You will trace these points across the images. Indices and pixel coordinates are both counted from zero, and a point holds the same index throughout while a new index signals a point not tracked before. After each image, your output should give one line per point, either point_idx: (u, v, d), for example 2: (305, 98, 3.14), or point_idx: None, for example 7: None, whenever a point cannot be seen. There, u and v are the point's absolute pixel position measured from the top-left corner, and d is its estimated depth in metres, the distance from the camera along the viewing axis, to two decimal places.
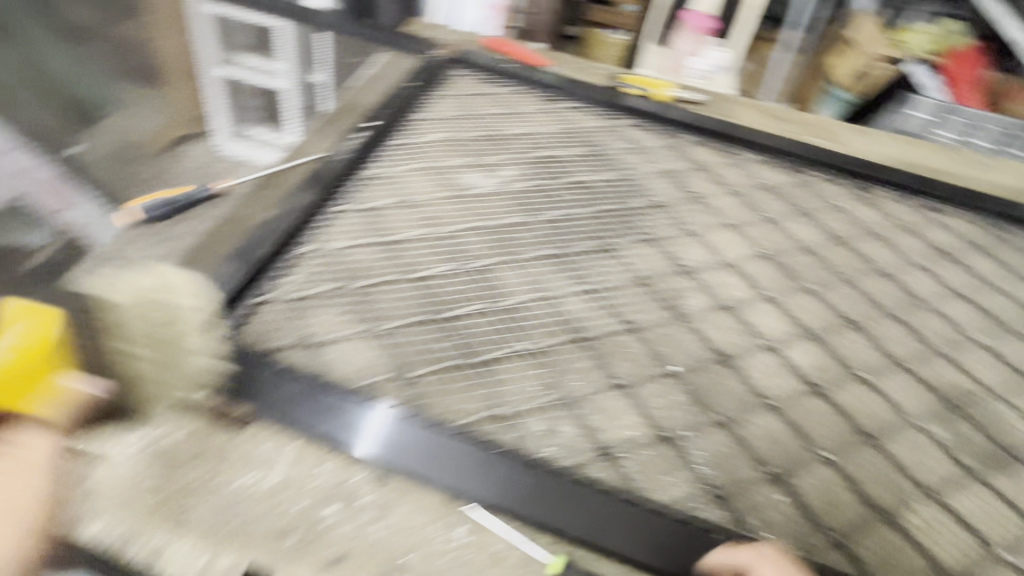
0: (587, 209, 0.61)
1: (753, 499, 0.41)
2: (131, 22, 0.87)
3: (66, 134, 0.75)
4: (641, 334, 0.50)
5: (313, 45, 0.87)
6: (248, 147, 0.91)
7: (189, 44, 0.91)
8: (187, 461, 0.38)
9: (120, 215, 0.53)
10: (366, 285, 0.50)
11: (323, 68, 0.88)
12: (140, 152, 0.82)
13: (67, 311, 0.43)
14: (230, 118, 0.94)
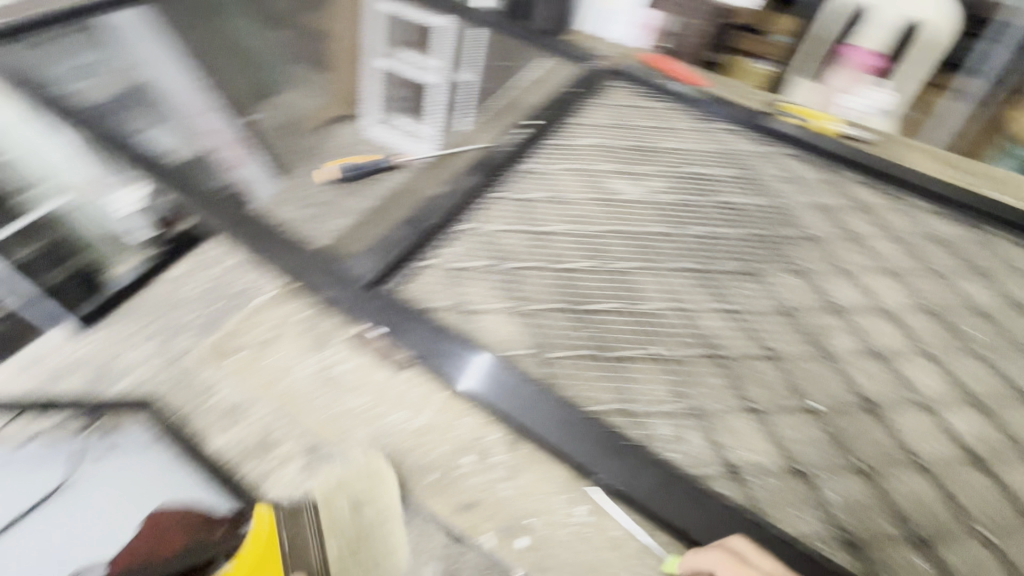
0: (733, 231, 0.60)
1: (889, 556, 0.39)
2: (312, 12, 0.92)
3: (248, 104, 0.79)
4: (780, 363, 0.49)
5: (464, 46, 0.87)
6: (392, 134, 0.82)
7: (359, 34, 0.89)
8: (354, 389, 0.44)
9: (323, 172, 0.61)
10: (515, 267, 0.53)
11: (471, 68, 0.86)
12: (305, 126, 0.80)
13: (278, 245, 0.51)
14: (380, 105, 0.87)
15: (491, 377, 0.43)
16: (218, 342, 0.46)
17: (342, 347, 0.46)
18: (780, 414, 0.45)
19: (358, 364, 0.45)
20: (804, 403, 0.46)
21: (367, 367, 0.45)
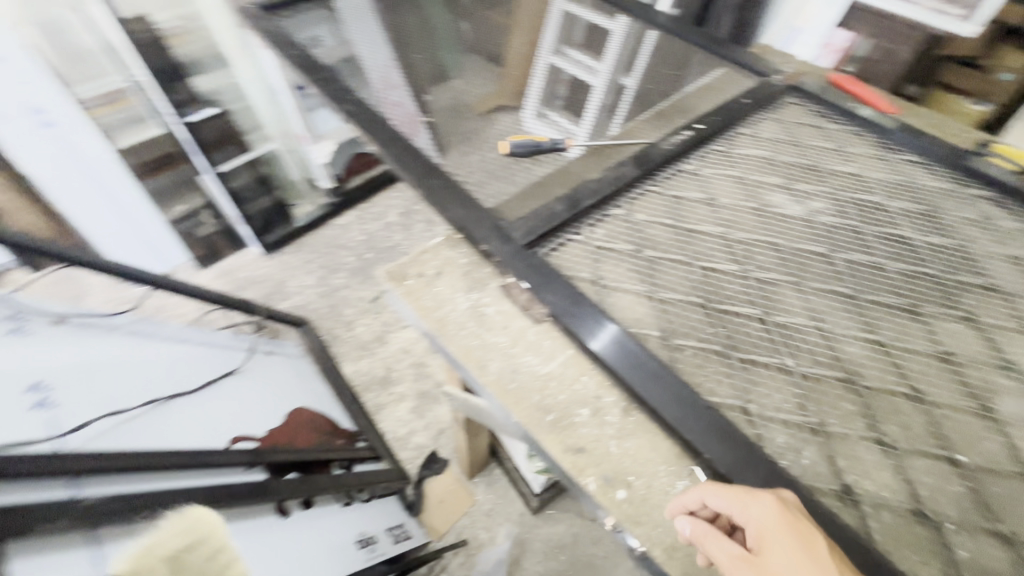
0: (899, 266, 0.56)
1: None
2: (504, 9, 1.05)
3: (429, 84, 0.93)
4: (927, 407, 0.46)
5: (640, 50, 0.92)
6: (549, 128, 0.93)
7: (536, 32, 1.00)
8: (495, 329, 0.50)
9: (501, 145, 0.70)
10: (655, 256, 0.56)
11: (636, 74, 0.93)
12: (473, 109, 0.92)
13: (450, 195, 0.58)
14: (538, 99, 0.98)
15: (618, 344, 0.46)
16: (394, 267, 0.55)
17: (492, 294, 0.53)
18: (915, 457, 0.43)
19: (502, 310, 0.51)
20: (949, 454, 0.43)
21: (509, 315, 0.51)
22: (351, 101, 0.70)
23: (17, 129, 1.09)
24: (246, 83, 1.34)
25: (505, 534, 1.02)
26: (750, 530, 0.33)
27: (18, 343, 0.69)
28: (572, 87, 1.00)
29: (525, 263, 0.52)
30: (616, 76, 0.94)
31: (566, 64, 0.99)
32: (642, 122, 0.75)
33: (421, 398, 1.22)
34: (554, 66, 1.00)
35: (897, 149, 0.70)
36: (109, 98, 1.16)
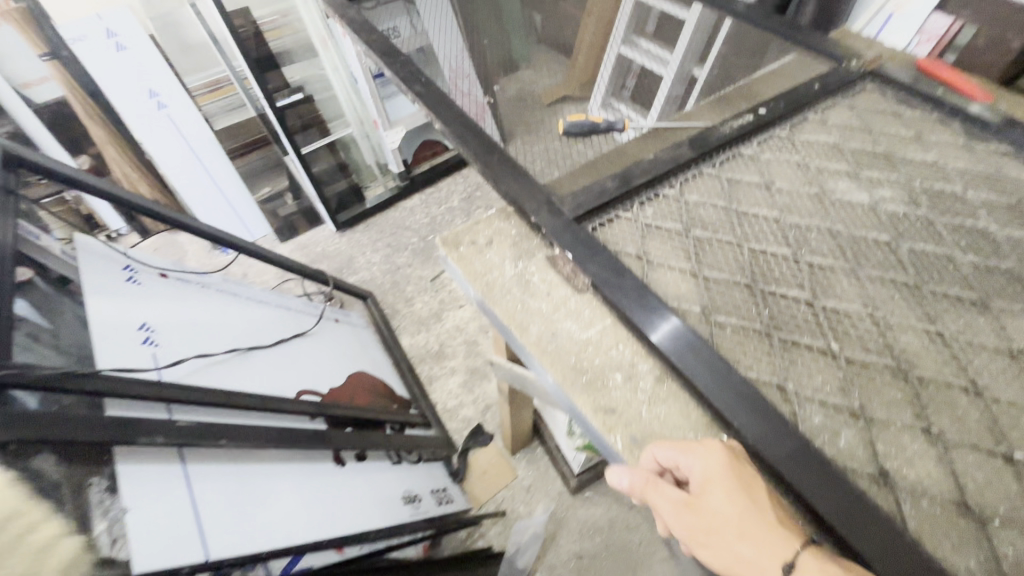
0: (972, 258, 0.53)
1: None
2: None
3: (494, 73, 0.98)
4: (986, 401, 0.43)
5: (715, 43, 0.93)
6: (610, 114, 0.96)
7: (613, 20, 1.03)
8: (538, 295, 0.53)
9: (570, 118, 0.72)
10: (703, 236, 0.56)
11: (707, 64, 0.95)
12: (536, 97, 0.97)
13: (505, 169, 0.61)
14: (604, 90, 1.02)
15: (662, 322, 0.47)
16: (449, 234, 0.59)
17: (538, 262, 0.55)
18: (965, 451, 0.41)
19: (546, 278, 0.54)
20: (1006, 451, 0.41)
21: (552, 282, 0.54)
22: (421, 82, 0.74)
23: (140, 110, 1.35)
24: (329, 72, 1.47)
25: (543, 510, 1.04)
26: (696, 481, 0.38)
27: (130, 289, 0.81)
28: (640, 82, 1.04)
29: (572, 234, 0.54)
30: (689, 67, 0.97)
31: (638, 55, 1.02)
32: (703, 106, 0.74)
33: (471, 374, 1.27)
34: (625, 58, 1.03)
35: (985, 138, 0.66)
36: (212, 87, 1.38)
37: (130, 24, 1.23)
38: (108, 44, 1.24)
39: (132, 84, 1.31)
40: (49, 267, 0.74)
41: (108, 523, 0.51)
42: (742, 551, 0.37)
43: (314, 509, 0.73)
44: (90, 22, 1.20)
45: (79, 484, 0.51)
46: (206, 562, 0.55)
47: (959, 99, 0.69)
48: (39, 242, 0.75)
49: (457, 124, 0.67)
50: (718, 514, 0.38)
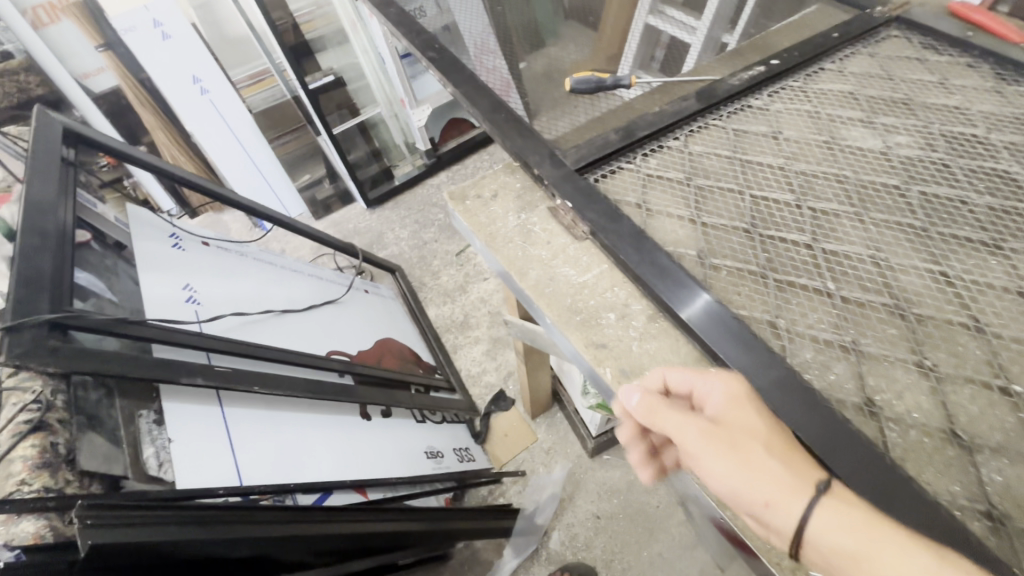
0: (989, 199, 0.51)
1: None
2: None
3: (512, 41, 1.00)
4: (988, 338, 0.42)
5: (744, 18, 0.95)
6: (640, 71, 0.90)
7: None
8: (538, 243, 0.55)
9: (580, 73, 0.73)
10: (705, 185, 0.57)
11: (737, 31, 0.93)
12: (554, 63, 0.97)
13: (512, 126, 0.63)
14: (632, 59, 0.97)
15: (694, 297, 0.45)
16: (457, 189, 0.62)
17: (540, 213, 0.58)
18: (959, 385, 0.41)
19: (547, 227, 0.56)
20: (1003, 383, 0.40)
21: (552, 231, 0.56)
22: (434, 48, 0.77)
23: (185, 96, 1.44)
24: (359, 55, 1.53)
25: (561, 470, 1.07)
26: (717, 397, 0.35)
27: (175, 254, 0.88)
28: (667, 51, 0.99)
29: (572, 182, 0.55)
30: (717, 33, 0.95)
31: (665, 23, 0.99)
32: (716, 60, 0.74)
33: (494, 343, 1.31)
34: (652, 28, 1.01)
35: (1016, 81, 0.62)
36: (253, 79, 1.49)
37: (174, 13, 1.31)
38: (156, 33, 1.32)
39: (178, 72, 1.40)
40: (110, 234, 0.83)
41: (155, 448, 0.58)
42: (766, 467, 0.31)
43: (341, 454, 0.78)
44: (138, 13, 1.28)
45: (131, 415, 0.58)
46: (241, 487, 0.61)
47: (993, 42, 0.66)
48: (99, 210, 0.83)
49: (467, 85, 0.69)
50: (741, 428, 0.33)
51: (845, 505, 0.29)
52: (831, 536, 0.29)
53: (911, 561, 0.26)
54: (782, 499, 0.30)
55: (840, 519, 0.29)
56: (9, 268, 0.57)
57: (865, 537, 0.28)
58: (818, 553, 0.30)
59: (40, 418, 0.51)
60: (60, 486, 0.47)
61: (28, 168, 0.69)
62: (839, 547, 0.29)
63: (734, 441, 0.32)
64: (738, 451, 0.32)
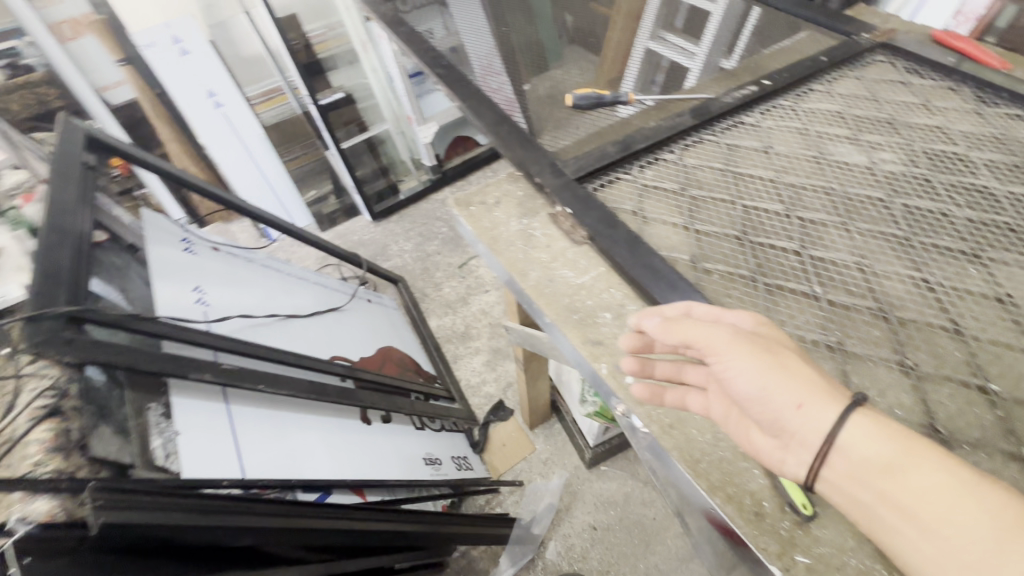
0: (968, 213, 0.53)
1: None
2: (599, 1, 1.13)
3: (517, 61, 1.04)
4: (966, 341, 0.44)
5: (744, 46, 0.96)
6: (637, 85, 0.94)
7: (643, 19, 1.07)
8: (538, 246, 0.57)
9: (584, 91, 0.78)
10: (699, 195, 0.59)
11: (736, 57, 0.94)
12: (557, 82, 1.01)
13: (515, 137, 0.66)
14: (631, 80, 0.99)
15: None
16: (462, 197, 0.65)
17: (541, 219, 0.60)
18: (939, 384, 0.42)
19: (547, 233, 0.59)
20: (981, 383, 0.42)
21: (552, 236, 0.58)
22: (443, 65, 0.81)
23: (200, 109, 1.51)
24: (369, 74, 1.58)
25: (559, 479, 1.08)
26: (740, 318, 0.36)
27: (185, 258, 0.90)
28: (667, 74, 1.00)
29: (572, 190, 0.58)
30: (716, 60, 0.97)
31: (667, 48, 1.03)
32: (711, 81, 0.77)
33: (494, 354, 1.32)
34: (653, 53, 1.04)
35: (997, 103, 0.66)
36: (267, 96, 1.57)
37: (193, 31, 1.38)
38: (175, 50, 1.39)
39: (194, 87, 1.46)
40: (123, 236, 0.86)
41: (162, 441, 0.61)
42: (798, 371, 0.30)
43: (341, 456, 0.79)
44: (159, 31, 1.35)
45: (140, 407, 0.62)
46: (243, 480, 0.62)
47: (975, 67, 0.69)
48: (114, 212, 0.86)
49: (473, 99, 0.73)
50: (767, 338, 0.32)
51: (883, 424, 0.28)
52: (866, 446, 0.27)
53: (949, 480, 0.25)
54: (817, 406, 0.28)
55: (877, 434, 0.27)
56: (32, 262, 0.60)
57: (904, 452, 0.27)
58: (846, 470, 0.28)
59: (57, 404, 0.54)
60: (72, 468, 0.50)
61: (53, 168, 0.73)
62: (872, 460, 0.27)
63: (770, 346, 0.31)
64: (774, 356, 0.30)
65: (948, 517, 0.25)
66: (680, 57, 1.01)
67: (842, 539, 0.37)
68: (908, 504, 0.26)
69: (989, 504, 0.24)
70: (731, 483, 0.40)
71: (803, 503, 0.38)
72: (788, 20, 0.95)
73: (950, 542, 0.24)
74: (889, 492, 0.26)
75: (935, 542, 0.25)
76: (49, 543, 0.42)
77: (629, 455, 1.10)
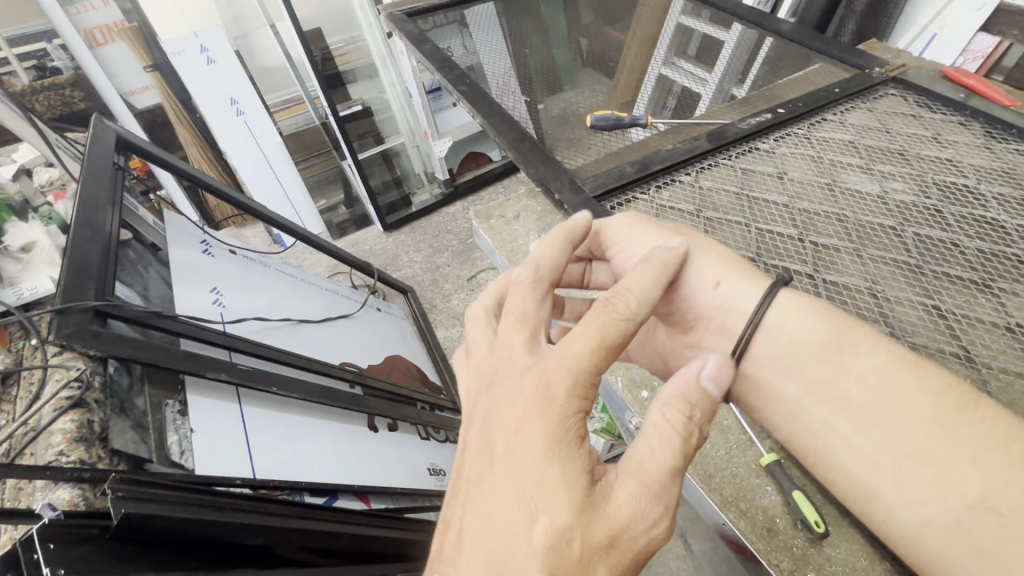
0: (978, 243, 0.55)
1: None
2: (615, 26, 1.16)
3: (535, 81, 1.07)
4: (976, 369, 0.45)
5: (753, 72, 1.01)
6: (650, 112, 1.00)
7: (655, 41, 1.10)
8: None
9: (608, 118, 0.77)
10: (714, 217, 0.61)
11: (745, 84, 1.01)
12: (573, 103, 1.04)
13: (536, 152, 0.68)
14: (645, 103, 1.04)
15: None
16: (483, 210, 0.66)
17: None
18: None
19: None
20: None
21: None
22: (466, 83, 0.83)
23: (223, 117, 1.53)
24: (387, 89, 1.62)
25: None
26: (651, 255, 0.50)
27: (204, 260, 0.92)
28: (678, 97, 1.07)
29: (592, 206, 0.59)
30: (727, 85, 1.02)
31: (678, 72, 1.08)
32: (727, 107, 0.80)
33: None
34: (665, 75, 1.09)
35: (1006, 138, 0.67)
36: (286, 104, 1.61)
37: (221, 40, 1.41)
38: (202, 59, 1.42)
39: (217, 95, 1.49)
40: (145, 236, 0.87)
41: (178, 437, 0.61)
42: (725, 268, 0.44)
43: (348, 461, 0.80)
44: (189, 40, 1.39)
45: (159, 403, 0.62)
46: (254, 479, 0.63)
47: (987, 104, 0.71)
48: (138, 212, 0.88)
49: (493, 115, 0.75)
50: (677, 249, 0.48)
51: (817, 317, 0.39)
52: (803, 325, 0.39)
53: (879, 366, 0.36)
54: (755, 287, 0.42)
55: (816, 326, 0.39)
56: (62, 257, 0.61)
57: (846, 342, 0.37)
58: (782, 355, 0.39)
59: (80, 397, 0.59)
60: (93, 460, 0.54)
61: (84, 168, 0.74)
62: (812, 345, 0.38)
63: (665, 225, 0.49)
64: (669, 234, 0.48)
65: (881, 399, 0.35)
66: (691, 82, 1.06)
67: (853, 558, 0.39)
68: (843, 386, 0.36)
69: (917, 387, 0.34)
70: (744, 498, 0.43)
71: (815, 520, 0.40)
72: (800, 51, 0.96)
73: (882, 421, 0.35)
74: (827, 378, 0.37)
75: (868, 425, 0.35)
76: (71, 531, 0.43)
77: None
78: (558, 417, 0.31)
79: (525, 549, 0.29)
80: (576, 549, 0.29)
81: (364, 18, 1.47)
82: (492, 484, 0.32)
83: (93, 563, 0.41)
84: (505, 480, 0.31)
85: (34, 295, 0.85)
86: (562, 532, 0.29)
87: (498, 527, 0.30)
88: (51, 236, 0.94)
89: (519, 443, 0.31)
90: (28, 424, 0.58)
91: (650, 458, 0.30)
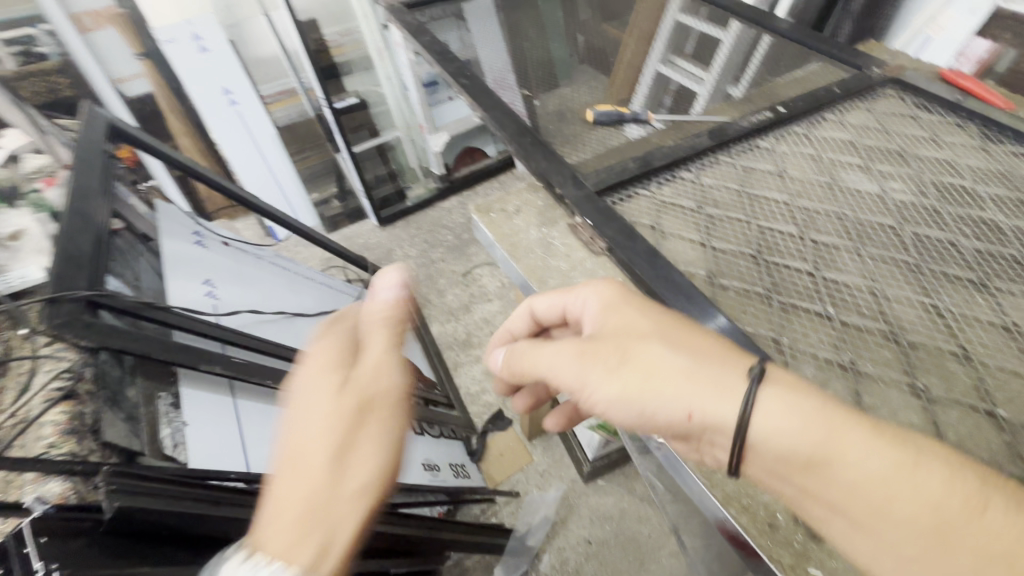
0: (975, 243, 0.55)
1: None
2: (613, 23, 1.16)
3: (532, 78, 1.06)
4: (973, 366, 0.46)
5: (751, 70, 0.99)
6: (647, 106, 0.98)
7: (653, 41, 1.10)
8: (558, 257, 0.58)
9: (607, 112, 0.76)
10: (713, 213, 0.61)
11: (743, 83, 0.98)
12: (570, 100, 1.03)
13: (537, 147, 0.67)
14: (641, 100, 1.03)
15: (708, 318, 0.48)
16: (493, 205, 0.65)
17: (562, 230, 0.61)
18: (949, 408, 0.43)
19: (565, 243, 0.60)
20: (989, 407, 0.43)
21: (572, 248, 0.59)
22: (466, 76, 0.83)
23: (215, 106, 1.50)
24: (383, 82, 1.60)
25: (556, 494, 1.07)
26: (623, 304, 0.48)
27: (196, 251, 0.91)
28: (674, 96, 1.05)
29: (594, 201, 0.59)
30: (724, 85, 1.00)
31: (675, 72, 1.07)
32: (726, 105, 0.79)
33: None
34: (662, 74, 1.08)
35: (1002, 141, 0.68)
36: (279, 96, 1.58)
37: (214, 29, 1.38)
38: (194, 47, 1.40)
39: (209, 85, 1.46)
40: (137, 226, 0.86)
41: (171, 429, 0.61)
42: None
43: None
44: (180, 27, 1.35)
45: (151, 395, 0.62)
46: (250, 474, 0.62)
47: (983, 107, 0.72)
48: (128, 201, 0.86)
49: (492, 109, 0.74)
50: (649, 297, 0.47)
51: None
52: (779, 431, 0.32)
53: None
54: (727, 403, 0.33)
55: None
56: (53, 247, 0.60)
57: (835, 444, 0.31)
58: None
59: (71, 388, 0.56)
60: (84, 453, 0.51)
61: (74, 155, 0.73)
62: (790, 452, 0.32)
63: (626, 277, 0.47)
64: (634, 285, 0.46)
65: (875, 510, 0.30)
66: (688, 81, 1.05)
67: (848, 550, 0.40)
68: (835, 496, 0.31)
69: (915, 493, 0.29)
70: (746, 494, 0.43)
71: None
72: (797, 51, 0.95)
73: None
74: None
75: None
76: (65, 523, 0.42)
77: (626, 471, 1.09)
78: (337, 355, 0.49)
79: (314, 443, 0.43)
80: (338, 440, 0.43)
81: (360, 10, 1.44)
82: (299, 417, 0.45)
83: (86, 557, 0.40)
84: (302, 408, 0.46)
85: (24, 283, 0.83)
86: (330, 434, 0.43)
87: (306, 435, 0.44)
88: (42, 224, 0.92)
89: (313, 381, 0.47)
90: (17, 414, 0.57)
91: (377, 362, 0.48)
